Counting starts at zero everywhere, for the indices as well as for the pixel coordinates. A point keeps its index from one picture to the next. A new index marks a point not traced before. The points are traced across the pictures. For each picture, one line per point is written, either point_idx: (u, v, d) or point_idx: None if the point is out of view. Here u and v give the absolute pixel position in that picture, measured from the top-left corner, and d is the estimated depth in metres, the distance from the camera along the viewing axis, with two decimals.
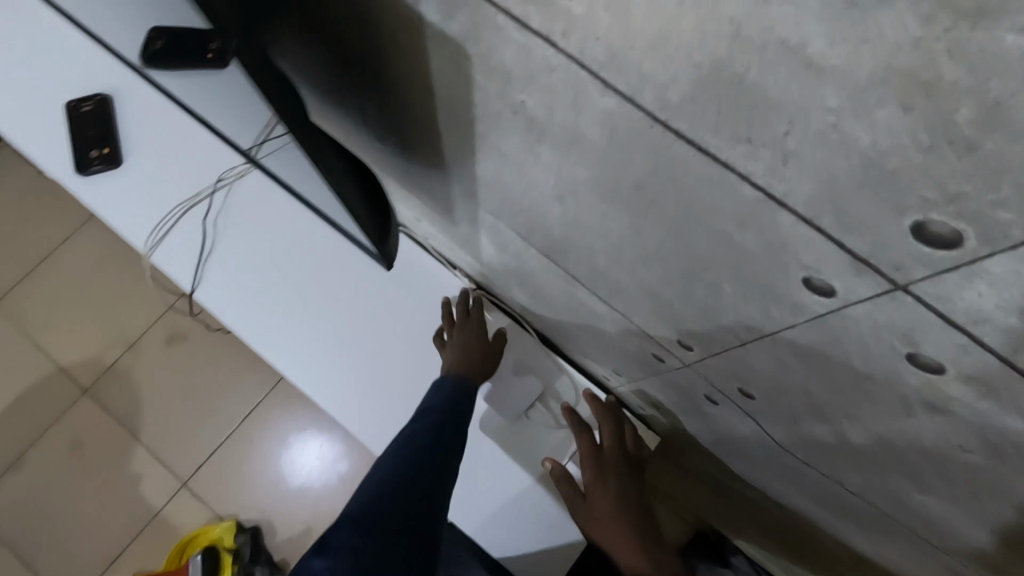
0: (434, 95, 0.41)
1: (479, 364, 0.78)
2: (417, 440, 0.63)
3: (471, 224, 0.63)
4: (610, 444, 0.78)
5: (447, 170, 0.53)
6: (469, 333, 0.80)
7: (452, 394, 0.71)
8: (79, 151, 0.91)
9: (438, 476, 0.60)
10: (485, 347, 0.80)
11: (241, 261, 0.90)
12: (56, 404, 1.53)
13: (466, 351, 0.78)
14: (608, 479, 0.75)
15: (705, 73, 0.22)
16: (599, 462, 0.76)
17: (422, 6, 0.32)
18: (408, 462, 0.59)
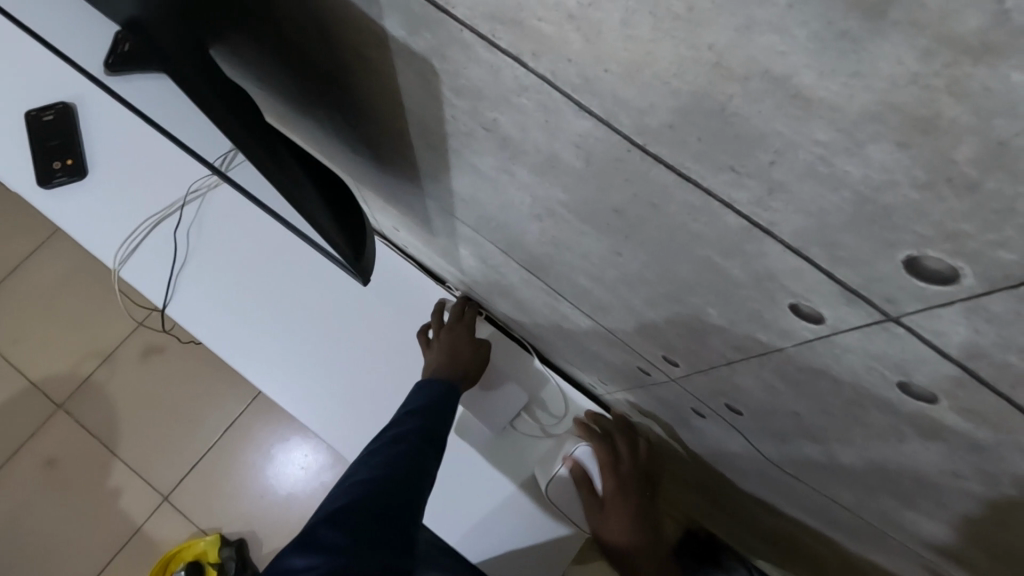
0: (405, 111, 0.39)
1: (465, 369, 0.77)
2: (398, 440, 0.61)
3: (451, 236, 0.61)
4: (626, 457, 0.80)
5: (422, 183, 0.51)
6: (457, 337, 0.79)
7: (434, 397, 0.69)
8: (41, 162, 0.87)
9: (418, 474, 0.59)
10: (473, 353, 0.79)
11: (213, 274, 0.87)
12: (29, 421, 1.49)
13: (453, 353, 0.77)
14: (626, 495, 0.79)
15: (685, 101, 0.21)
16: (618, 474, 0.78)
17: (385, 21, 0.30)
18: (387, 464, 0.58)
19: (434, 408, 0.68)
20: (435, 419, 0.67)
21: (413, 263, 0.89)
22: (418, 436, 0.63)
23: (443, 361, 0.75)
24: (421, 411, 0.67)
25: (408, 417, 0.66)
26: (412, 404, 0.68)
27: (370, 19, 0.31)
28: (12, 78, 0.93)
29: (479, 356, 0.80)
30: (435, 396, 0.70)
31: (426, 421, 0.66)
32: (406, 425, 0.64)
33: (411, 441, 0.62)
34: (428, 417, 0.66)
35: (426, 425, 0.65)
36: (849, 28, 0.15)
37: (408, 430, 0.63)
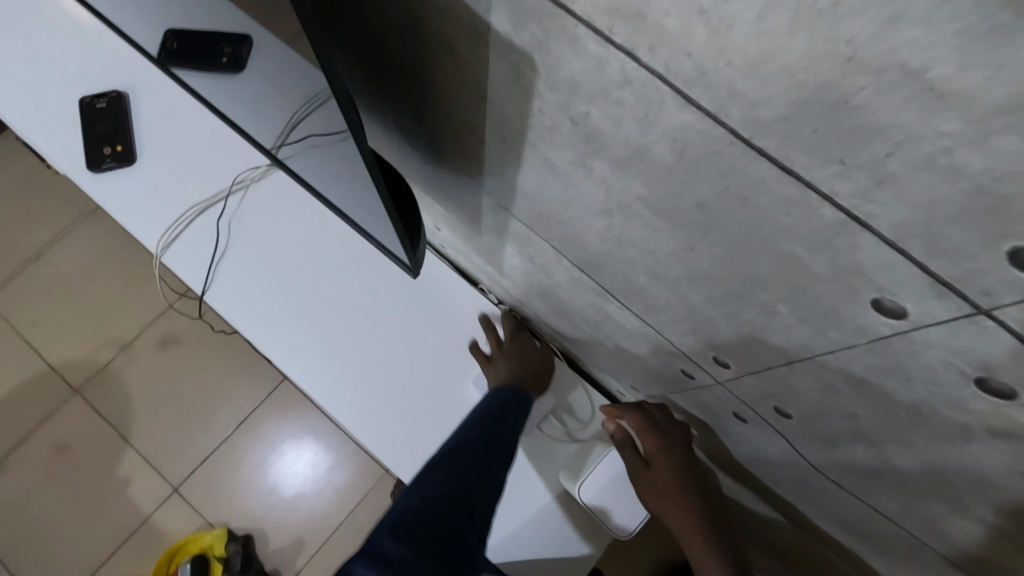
0: (483, 104, 0.41)
1: (532, 381, 0.81)
2: (464, 448, 0.63)
3: (498, 235, 0.63)
4: (669, 420, 0.72)
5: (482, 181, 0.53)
6: (523, 350, 0.84)
7: (499, 406, 0.72)
8: (91, 147, 0.89)
9: (482, 484, 0.61)
10: (538, 364, 0.83)
11: (249, 264, 0.89)
12: (44, 407, 1.49)
13: (522, 367, 0.81)
14: (671, 449, 0.70)
15: (807, 94, 0.22)
16: (664, 432, 0.70)
17: (491, 16, 0.32)
18: (454, 473, 0.60)
19: (498, 414, 0.70)
20: (499, 426, 0.69)
21: (446, 263, 0.91)
22: (484, 445, 0.65)
23: (513, 373, 0.79)
24: (483, 420, 0.69)
25: (474, 425, 0.68)
26: (481, 411, 0.71)
27: (473, 14, 0.33)
28: (66, 65, 0.95)
29: (545, 365, 0.84)
30: (501, 403, 0.72)
31: (491, 428, 0.68)
32: (473, 433, 0.66)
33: (478, 451, 0.64)
34: (494, 425, 0.68)
35: (491, 433, 0.67)
36: (1002, 23, 0.16)
37: (473, 439, 0.65)
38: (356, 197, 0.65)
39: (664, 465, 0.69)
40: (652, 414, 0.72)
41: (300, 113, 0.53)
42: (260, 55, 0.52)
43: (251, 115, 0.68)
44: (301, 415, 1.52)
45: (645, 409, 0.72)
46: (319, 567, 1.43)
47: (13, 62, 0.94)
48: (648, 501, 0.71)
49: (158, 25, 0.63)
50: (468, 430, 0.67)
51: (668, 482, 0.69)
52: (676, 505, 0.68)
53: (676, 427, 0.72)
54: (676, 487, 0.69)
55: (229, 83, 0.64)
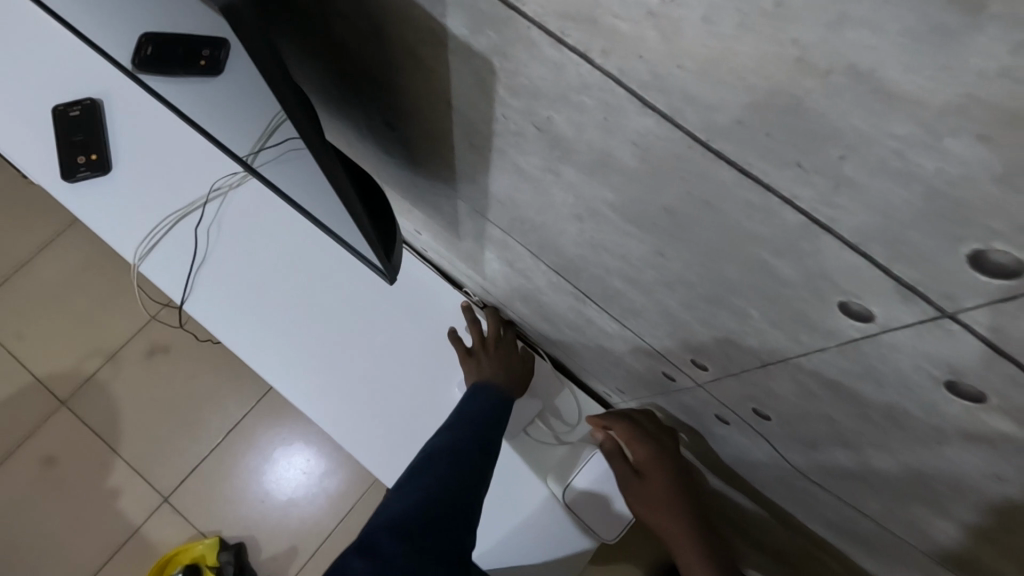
0: (450, 110, 0.40)
1: (515, 380, 0.80)
2: (456, 448, 0.63)
3: (476, 239, 0.63)
4: (661, 430, 0.72)
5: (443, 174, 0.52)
6: (507, 353, 0.82)
7: (488, 406, 0.71)
8: (66, 157, 0.88)
9: (475, 482, 0.60)
10: (520, 363, 0.82)
11: (230, 272, 0.88)
12: (29, 421, 1.48)
13: (504, 364, 0.80)
14: (662, 459, 0.70)
15: (758, 97, 0.22)
16: (655, 442, 0.70)
17: (448, 19, 0.31)
18: (447, 473, 0.59)
19: (490, 419, 0.70)
20: (488, 427, 0.69)
21: (430, 268, 0.90)
22: (477, 446, 0.65)
23: (495, 370, 0.78)
24: (475, 421, 0.69)
25: (466, 424, 0.68)
26: (470, 410, 0.70)
27: (431, 20, 0.32)
28: (38, 73, 0.94)
29: (526, 367, 0.83)
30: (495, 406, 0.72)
31: (483, 429, 0.68)
32: (465, 432, 0.66)
33: (471, 452, 0.63)
34: (486, 426, 0.69)
35: (483, 435, 0.67)
36: (944, 22, 0.15)
37: (464, 439, 0.65)
38: (332, 204, 0.64)
39: (655, 475, 0.69)
40: (642, 424, 0.72)
41: (271, 119, 0.53)
42: (227, 63, 0.51)
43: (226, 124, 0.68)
44: (292, 421, 1.51)
45: (636, 421, 0.72)
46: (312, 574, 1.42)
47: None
48: (639, 511, 0.70)
49: (126, 33, 0.62)
50: (459, 429, 0.67)
51: (658, 491, 0.69)
52: (667, 516, 0.68)
53: (669, 437, 0.72)
54: (666, 497, 0.69)
55: (199, 89, 0.63)
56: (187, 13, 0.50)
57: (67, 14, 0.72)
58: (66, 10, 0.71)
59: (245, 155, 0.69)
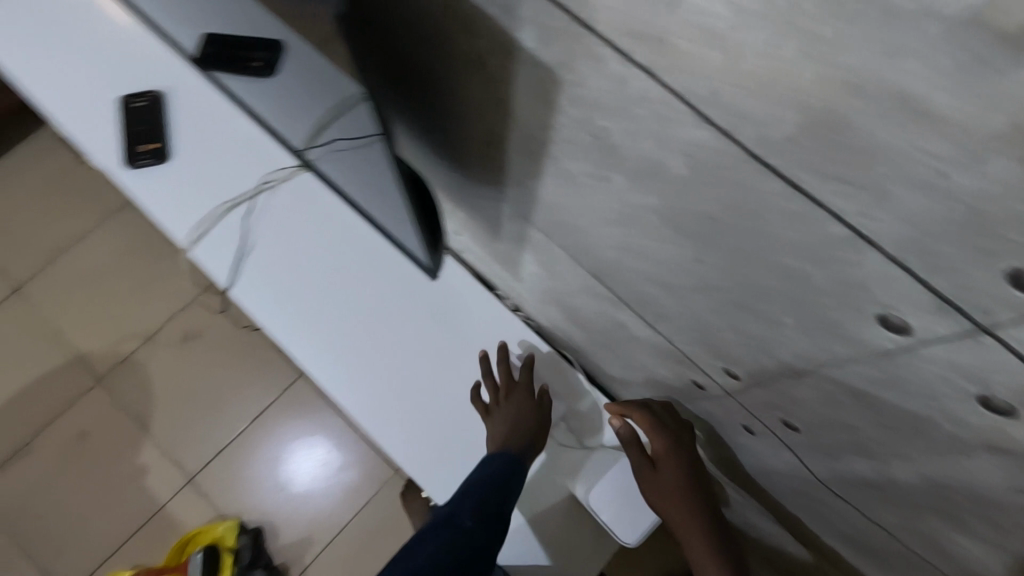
0: (507, 116, 0.43)
1: (530, 439, 0.78)
2: (452, 524, 0.66)
3: (516, 243, 0.65)
4: (679, 421, 0.72)
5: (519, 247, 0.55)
6: (522, 407, 0.80)
7: (492, 468, 0.72)
8: (129, 143, 0.94)
9: (469, 554, 0.64)
10: (537, 419, 0.80)
11: (275, 261, 0.92)
12: (66, 396, 1.53)
13: (519, 421, 0.78)
14: (680, 452, 0.70)
15: (812, 116, 0.24)
16: (674, 434, 0.70)
17: (520, 34, 0.34)
18: (443, 550, 0.63)
19: (492, 478, 0.71)
20: (492, 489, 0.70)
21: (465, 270, 0.93)
22: (473, 515, 0.67)
23: (510, 433, 0.78)
24: (474, 484, 0.71)
25: (466, 489, 0.70)
26: (476, 476, 0.72)
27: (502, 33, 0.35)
28: (108, 64, 1.00)
29: (542, 422, 0.81)
30: (499, 469, 0.73)
31: (483, 494, 0.69)
32: (463, 502, 0.68)
33: (467, 524, 0.66)
34: (486, 493, 0.69)
35: (482, 500, 0.69)
36: (990, 56, 0.17)
37: (461, 511, 0.67)
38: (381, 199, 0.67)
39: (670, 466, 0.69)
40: (659, 413, 0.72)
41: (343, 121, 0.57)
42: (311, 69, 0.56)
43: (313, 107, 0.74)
44: (315, 412, 1.55)
45: (656, 412, 0.72)
46: (326, 563, 1.45)
47: (60, 62, 0.99)
48: (651, 500, 0.71)
49: None
50: (458, 497, 0.70)
51: (673, 483, 0.69)
52: (681, 507, 0.68)
53: (685, 429, 0.72)
54: (681, 489, 0.69)
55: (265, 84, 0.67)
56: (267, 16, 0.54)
57: None
58: None
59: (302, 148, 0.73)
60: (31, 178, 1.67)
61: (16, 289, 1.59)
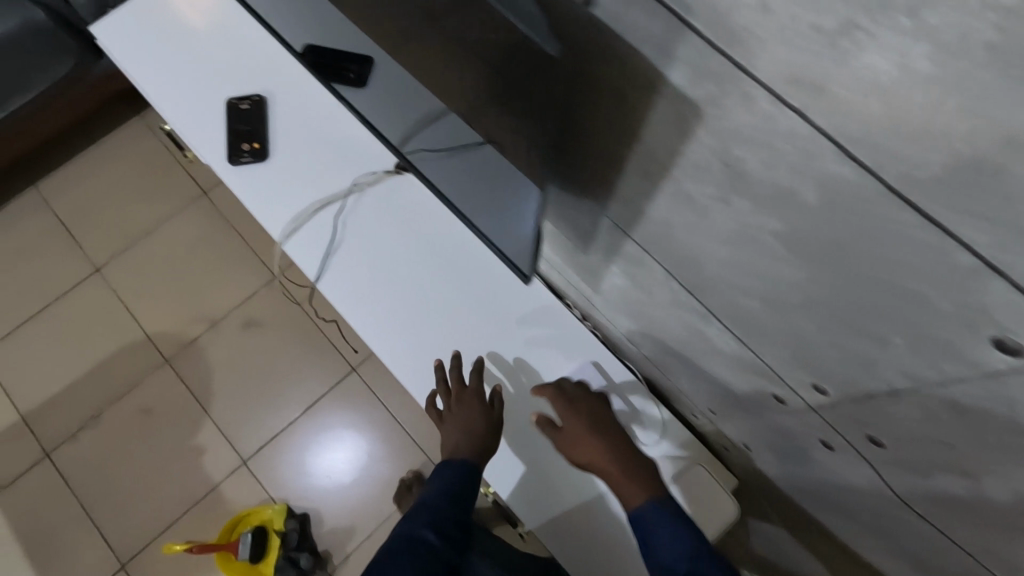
0: (636, 141, 0.48)
1: (482, 440, 0.82)
2: (416, 538, 0.70)
3: (602, 259, 0.71)
4: (578, 392, 0.85)
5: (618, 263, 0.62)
6: (470, 410, 0.84)
7: (449, 480, 0.76)
8: (235, 143, 1.03)
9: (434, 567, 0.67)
10: (487, 422, 0.84)
11: (356, 262, 0.99)
12: (134, 374, 1.62)
13: (467, 427, 0.82)
14: (580, 409, 0.82)
15: (961, 162, 0.28)
16: (570, 399, 0.83)
17: (670, 72, 0.39)
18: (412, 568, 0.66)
19: (453, 490, 0.75)
20: (450, 503, 0.74)
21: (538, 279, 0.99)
22: (434, 530, 0.71)
23: (461, 437, 0.82)
24: (434, 500, 0.74)
25: (431, 504, 0.74)
26: (437, 488, 0.76)
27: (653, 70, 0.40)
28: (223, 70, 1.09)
29: (493, 420, 0.84)
30: (456, 477, 0.77)
31: (442, 510, 0.73)
32: (423, 517, 0.72)
33: (429, 538, 0.70)
34: (445, 505, 0.73)
35: (442, 515, 0.73)
36: None
37: (422, 526, 0.71)
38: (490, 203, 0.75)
39: (574, 422, 0.81)
40: (564, 388, 0.85)
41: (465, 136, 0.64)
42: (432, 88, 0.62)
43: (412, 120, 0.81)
44: (364, 406, 1.61)
45: (557, 387, 0.85)
46: (368, 552, 1.50)
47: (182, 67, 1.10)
48: (577, 458, 0.79)
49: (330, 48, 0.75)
50: (420, 513, 0.73)
51: (581, 433, 0.79)
52: (592, 447, 0.78)
53: (586, 397, 0.84)
54: (590, 436, 0.79)
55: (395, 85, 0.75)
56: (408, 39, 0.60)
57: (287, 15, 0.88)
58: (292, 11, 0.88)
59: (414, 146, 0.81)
60: (117, 168, 1.79)
61: (96, 269, 1.70)
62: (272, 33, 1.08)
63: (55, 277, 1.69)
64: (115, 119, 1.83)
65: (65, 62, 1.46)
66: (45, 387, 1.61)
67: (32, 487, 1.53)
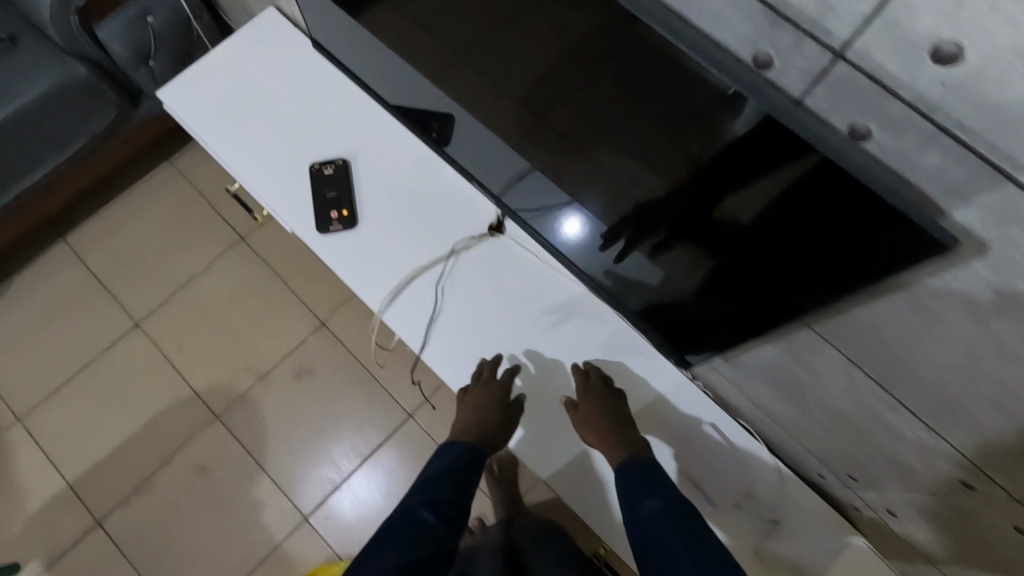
0: (748, 194, 0.51)
1: (494, 429, 0.91)
2: (417, 516, 0.78)
3: (645, 271, 0.80)
4: (597, 379, 0.92)
5: (702, 280, 0.69)
6: (490, 399, 0.92)
7: (452, 466, 0.87)
8: (323, 213, 1.00)
9: (434, 541, 0.75)
10: (503, 413, 0.92)
11: (472, 320, 0.98)
12: (184, 432, 1.57)
13: (483, 411, 0.91)
14: (593, 397, 0.90)
15: None
16: (589, 388, 0.91)
17: (958, 212, 0.42)
18: (407, 539, 0.75)
19: (456, 475, 0.86)
20: (451, 486, 0.84)
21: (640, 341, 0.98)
22: (433, 511, 0.79)
23: (476, 418, 0.91)
24: (434, 483, 0.84)
25: (433, 488, 0.83)
26: (440, 471, 0.86)
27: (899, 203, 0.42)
28: (265, 107, 1.07)
29: (510, 415, 0.93)
30: (455, 464, 0.87)
31: (438, 491, 0.82)
32: (418, 497, 0.82)
33: (427, 517, 0.78)
34: (444, 488, 0.83)
35: (437, 496, 0.82)
36: None
37: (421, 500, 0.80)
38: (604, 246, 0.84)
39: (587, 408, 0.90)
40: (590, 377, 0.93)
41: (568, 174, 0.75)
42: (571, 138, 0.67)
43: (512, 174, 0.90)
44: (425, 453, 1.57)
45: (583, 376, 0.93)
46: None
47: (223, 100, 1.08)
48: (587, 438, 0.90)
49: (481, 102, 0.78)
50: (422, 493, 0.82)
51: (591, 417, 0.89)
52: (600, 430, 0.87)
53: (601, 383, 0.92)
54: (598, 421, 0.88)
55: (494, 151, 0.89)
56: (589, 123, 0.62)
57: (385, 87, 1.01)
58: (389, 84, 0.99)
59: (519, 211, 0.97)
60: (151, 217, 1.74)
61: (136, 323, 1.65)
62: (354, 79, 1.07)
63: (93, 334, 1.64)
64: (146, 167, 1.78)
65: (106, 112, 1.44)
66: (92, 451, 1.55)
67: (84, 558, 1.47)
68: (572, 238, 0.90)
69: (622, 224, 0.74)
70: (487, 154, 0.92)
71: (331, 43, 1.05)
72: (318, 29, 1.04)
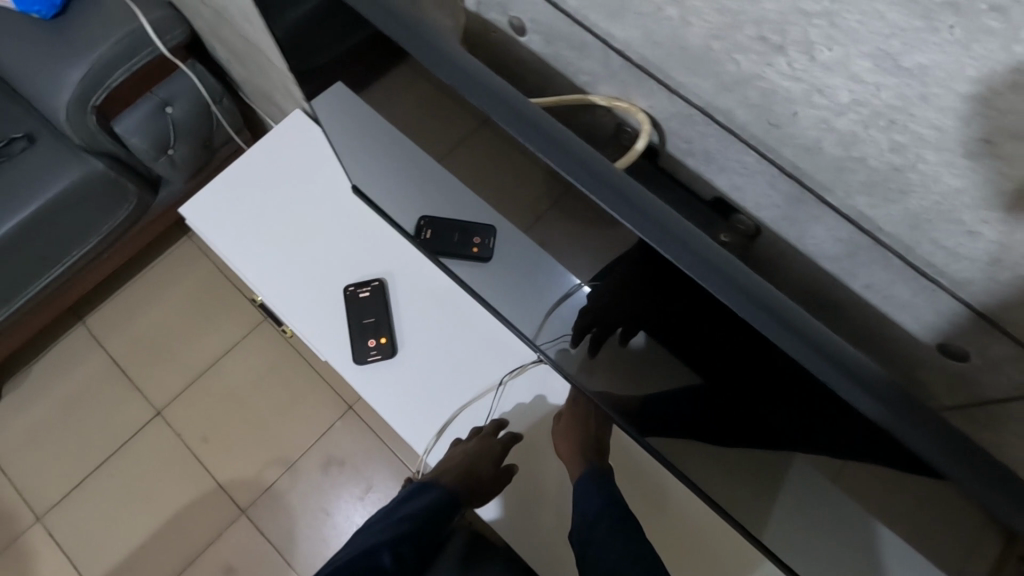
0: (712, 322, 0.46)
1: (478, 485, 0.87)
2: (374, 552, 0.77)
3: (591, 346, 0.72)
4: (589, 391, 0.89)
5: (656, 378, 0.61)
6: (484, 453, 0.88)
7: (427, 507, 0.86)
8: (360, 342, 0.95)
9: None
10: (494, 472, 0.88)
11: (522, 457, 0.92)
12: (209, 529, 1.50)
13: (477, 464, 0.87)
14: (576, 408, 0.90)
15: None
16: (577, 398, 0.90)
17: None
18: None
19: (426, 517, 0.85)
20: (420, 528, 0.83)
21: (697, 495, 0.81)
22: (391, 555, 0.77)
23: (465, 465, 0.86)
24: (406, 518, 0.84)
25: (396, 526, 0.82)
26: (413, 509, 0.86)
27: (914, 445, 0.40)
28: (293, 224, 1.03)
29: (496, 480, 0.88)
30: (429, 506, 0.86)
31: (404, 529, 0.82)
32: (386, 531, 0.81)
33: (383, 560, 0.76)
34: (412, 529, 0.82)
35: (402, 533, 0.81)
36: None
37: (384, 537, 0.80)
38: (547, 307, 0.77)
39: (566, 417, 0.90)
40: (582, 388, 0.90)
41: (589, 305, 0.64)
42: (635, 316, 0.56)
43: (532, 308, 0.83)
44: None
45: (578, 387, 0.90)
46: None
47: (251, 217, 1.03)
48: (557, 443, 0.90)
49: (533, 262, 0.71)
50: (390, 527, 0.82)
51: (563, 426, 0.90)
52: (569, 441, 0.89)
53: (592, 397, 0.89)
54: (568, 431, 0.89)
55: (499, 273, 0.86)
56: (632, 292, 0.53)
57: (380, 197, 0.98)
58: (383, 195, 0.97)
59: (536, 337, 0.89)
60: (170, 297, 1.68)
61: (157, 412, 1.59)
62: (375, 208, 1.02)
63: (114, 425, 1.58)
64: (165, 245, 1.72)
65: (125, 203, 1.39)
66: (114, 552, 1.49)
67: None
68: (535, 316, 0.84)
69: (590, 326, 0.67)
70: (521, 283, 0.81)
71: (362, 180, 0.98)
72: (353, 169, 0.99)
